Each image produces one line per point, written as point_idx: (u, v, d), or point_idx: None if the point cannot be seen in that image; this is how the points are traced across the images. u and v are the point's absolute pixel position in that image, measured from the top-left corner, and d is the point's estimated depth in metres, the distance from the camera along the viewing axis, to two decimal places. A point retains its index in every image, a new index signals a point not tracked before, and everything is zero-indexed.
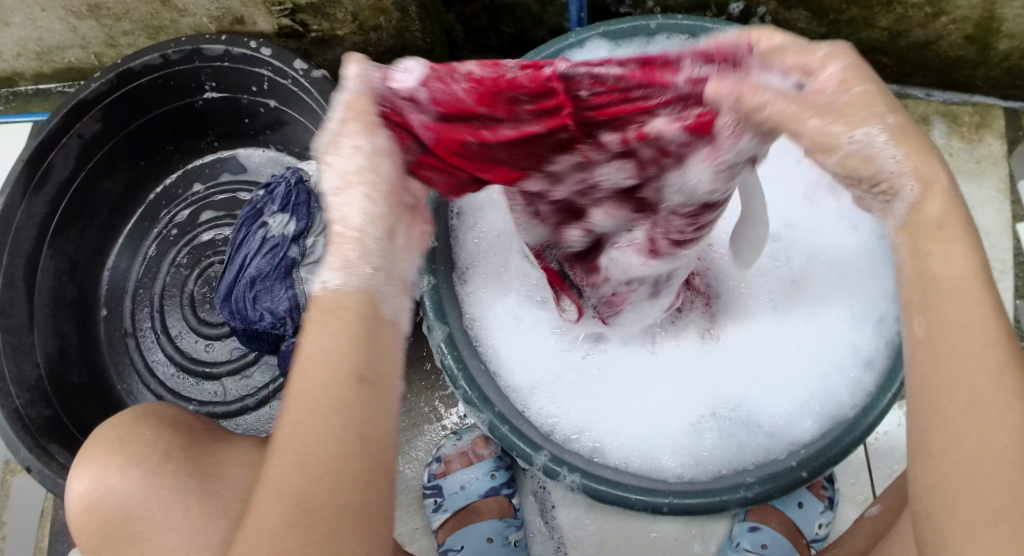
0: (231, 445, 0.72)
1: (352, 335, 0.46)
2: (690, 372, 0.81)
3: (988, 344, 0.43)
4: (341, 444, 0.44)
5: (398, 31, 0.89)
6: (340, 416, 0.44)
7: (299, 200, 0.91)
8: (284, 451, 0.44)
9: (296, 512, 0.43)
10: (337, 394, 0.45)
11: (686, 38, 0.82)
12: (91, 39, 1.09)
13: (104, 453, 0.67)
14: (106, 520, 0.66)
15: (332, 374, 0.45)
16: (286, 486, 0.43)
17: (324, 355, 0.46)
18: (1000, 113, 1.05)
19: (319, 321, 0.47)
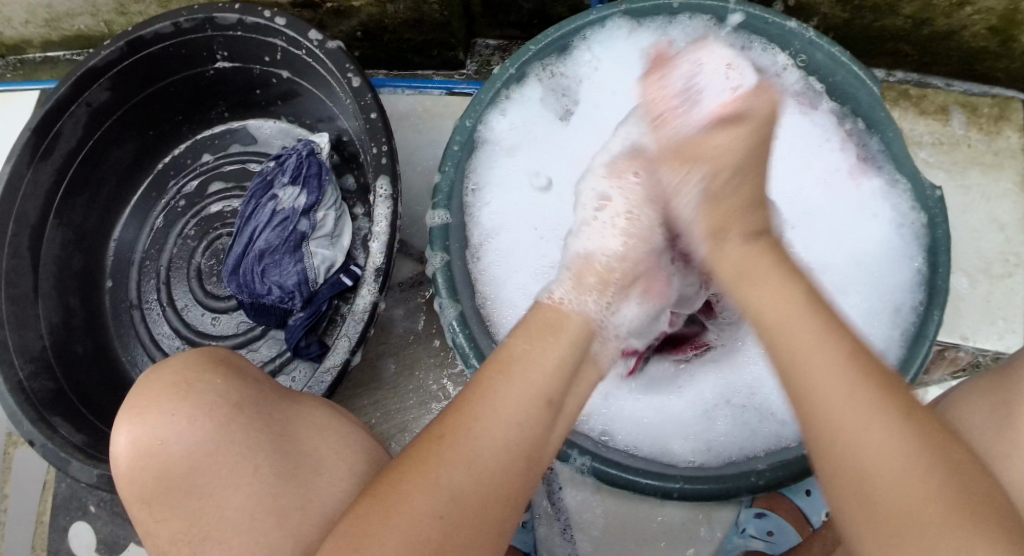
0: (305, 405, 0.66)
1: (561, 358, 0.57)
2: (709, 366, 0.79)
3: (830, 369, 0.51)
4: (514, 446, 0.52)
5: (415, 3, 0.87)
6: (521, 420, 0.52)
7: (310, 172, 0.90)
8: (461, 437, 0.51)
9: (455, 497, 0.49)
10: (532, 413, 0.53)
11: (708, 18, 0.80)
12: (101, 6, 1.07)
13: (170, 399, 0.60)
14: (162, 470, 0.59)
15: (532, 391, 0.54)
16: (455, 483, 0.49)
17: (533, 363, 0.55)
18: (1019, 106, 1.04)
19: (537, 334, 0.58)
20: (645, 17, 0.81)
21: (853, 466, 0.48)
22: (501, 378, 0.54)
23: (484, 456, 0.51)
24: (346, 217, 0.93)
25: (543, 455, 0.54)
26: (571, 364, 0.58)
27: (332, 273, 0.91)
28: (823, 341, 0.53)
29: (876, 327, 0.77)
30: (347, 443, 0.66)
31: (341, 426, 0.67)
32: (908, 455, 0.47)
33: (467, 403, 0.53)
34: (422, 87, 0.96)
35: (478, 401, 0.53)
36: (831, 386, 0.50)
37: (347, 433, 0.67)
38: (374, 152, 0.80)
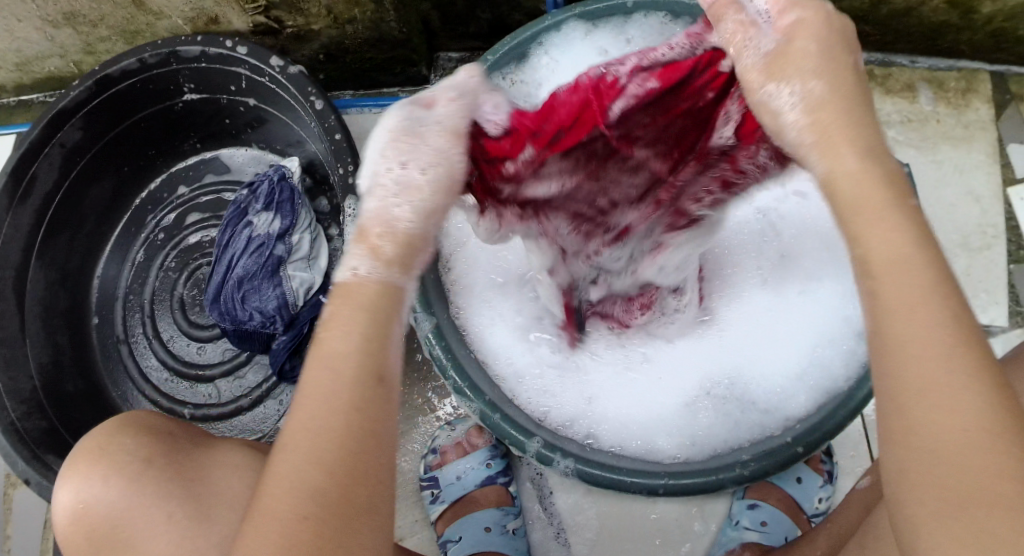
0: (222, 449, 0.70)
1: (368, 327, 0.49)
2: (675, 356, 0.81)
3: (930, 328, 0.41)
4: (345, 431, 0.46)
5: (373, 22, 0.88)
6: (344, 406, 0.47)
7: (282, 198, 0.91)
8: (296, 437, 0.46)
9: (314, 494, 0.45)
10: (345, 395, 0.47)
11: (664, 15, 0.80)
12: (69, 47, 1.08)
13: (89, 464, 0.65)
14: (91, 529, 0.64)
15: (341, 370, 0.48)
16: (299, 477, 0.45)
17: (339, 345, 0.48)
18: (986, 77, 1.04)
19: (340, 315, 0.50)
20: (601, 18, 0.81)
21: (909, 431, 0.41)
22: (311, 365, 0.49)
23: (319, 447, 0.45)
24: (321, 237, 0.94)
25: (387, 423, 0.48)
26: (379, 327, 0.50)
27: (311, 295, 0.91)
28: (928, 275, 0.42)
29: (853, 307, 0.77)
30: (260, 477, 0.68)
31: (257, 463, 0.70)
32: (992, 439, 0.39)
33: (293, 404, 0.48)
34: (389, 105, 0.97)
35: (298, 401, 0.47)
36: (932, 349, 0.41)
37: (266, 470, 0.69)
38: (340, 172, 0.81)
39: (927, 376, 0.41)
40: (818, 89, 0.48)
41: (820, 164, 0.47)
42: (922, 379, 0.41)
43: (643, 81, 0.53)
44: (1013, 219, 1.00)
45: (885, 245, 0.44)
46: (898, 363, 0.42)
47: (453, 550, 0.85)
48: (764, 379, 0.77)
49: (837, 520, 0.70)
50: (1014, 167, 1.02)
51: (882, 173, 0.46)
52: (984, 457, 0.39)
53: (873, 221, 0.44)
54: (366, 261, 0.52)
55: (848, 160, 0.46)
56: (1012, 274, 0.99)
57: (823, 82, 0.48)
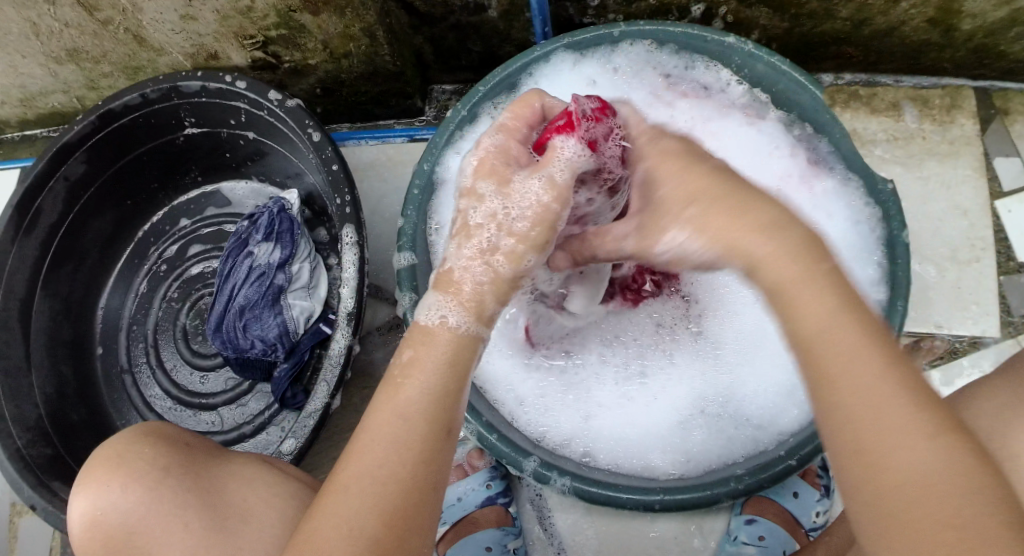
0: (237, 461, 0.71)
1: (439, 386, 0.52)
2: (672, 373, 0.82)
3: (880, 384, 0.46)
4: (410, 484, 0.50)
5: (368, 56, 0.90)
6: (410, 460, 0.50)
7: (282, 227, 0.93)
8: (364, 484, 0.50)
9: (372, 544, 0.48)
10: (412, 441, 0.51)
11: (649, 43, 0.84)
12: (72, 83, 1.10)
13: (107, 472, 0.66)
14: (105, 538, 0.66)
15: (412, 417, 0.51)
16: (356, 522, 0.49)
17: (416, 401, 0.52)
18: (970, 93, 1.06)
19: (424, 360, 0.53)
20: (588, 49, 0.85)
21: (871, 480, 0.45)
22: (379, 407, 0.52)
23: (386, 490, 0.49)
24: (320, 267, 0.96)
25: (444, 477, 0.52)
26: (450, 393, 0.53)
27: (312, 323, 0.93)
28: (853, 330, 0.48)
29: None
30: (275, 492, 0.69)
31: (272, 478, 0.71)
32: (943, 483, 0.44)
33: (360, 448, 0.51)
34: (384, 137, 1.00)
35: (364, 444, 0.51)
36: (880, 408, 0.46)
37: (278, 483, 0.71)
38: (338, 203, 0.83)
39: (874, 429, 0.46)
40: (696, 212, 0.54)
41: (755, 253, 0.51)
42: (875, 436, 0.45)
43: None
44: (1002, 232, 1.02)
45: (818, 319, 0.48)
46: (847, 422, 0.46)
47: None
48: (757, 395, 0.78)
49: (836, 532, 0.72)
50: (1000, 181, 1.03)
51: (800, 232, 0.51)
52: (918, 489, 0.44)
53: (799, 295, 0.49)
54: (449, 311, 0.55)
55: (756, 248, 0.51)
56: (1002, 286, 1.00)
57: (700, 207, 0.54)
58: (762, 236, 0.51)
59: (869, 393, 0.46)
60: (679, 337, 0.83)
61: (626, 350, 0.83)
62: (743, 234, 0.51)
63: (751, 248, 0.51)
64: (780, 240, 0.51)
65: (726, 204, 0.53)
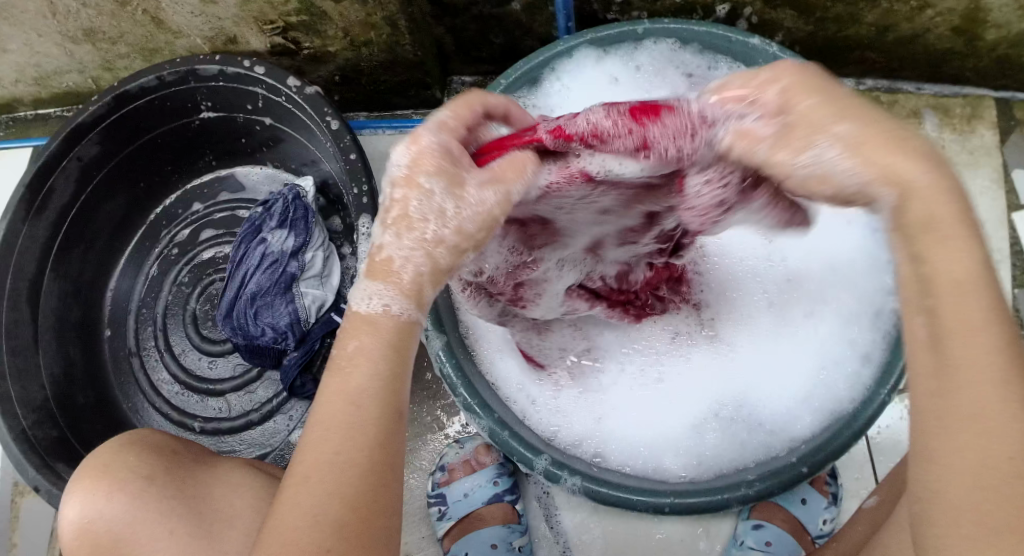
0: (223, 468, 0.71)
1: (384, 370, 0.52)
2: (686, 374, 0.81)
3: (993, 353, 0.43)
4: (369, 468, 0.50)
5: (389, 45, 0.90)
6: (367, 445, 0.50)
7: (296, 215, 0.92)
8: (321, 473, 0.49)
9: (338, 531, 0.48)
10: (365, 429, 0.50)
11: (673, 41, 0.83)
12: (88, 63, 1.10)
13: (95, 481, 0.66)
14: (95, 543, 0.65)
15: (364, 405, 0.50)
16: (319, 510, 0.48)
17: (363, 388, 0.51)
18: (991, 104, 1.05)
19: (364, 347, 0.52)
20: (611, 46, 0.84)
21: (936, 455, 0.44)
22: (327, 396, 0.51)
23: (345, 476, 0.49)
24: (334, 256, 0.95)
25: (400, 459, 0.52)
26: (395, 375, 0.52)
27: (323, 311, 0.92)
28: (984, 295, 0.43)
29: (858, 330, 0.77)
30: (260, 495, 0.70)
31: (257, 482, 0.71)
32: None
33: (311, 441, 0.50)
34: (402, 126, 0.99)
35: (318, 433, 0.50)
36: (988, 379, 0.42)
37: (263, 488, 0.71)
38: (355, 192, 0.82)
39: (965, 414, 0.43)
40: (851, 129, 0.45)
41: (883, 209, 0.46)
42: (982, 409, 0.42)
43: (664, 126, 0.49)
44: (1018, 245, 1.01)
45: (953, 270, 0.43)
46: (958, 391, 0.43)
47: None
48: (772, 401, 0.78)
49: (846, 538, 0.72)
50: (1018, 193, 1.03)
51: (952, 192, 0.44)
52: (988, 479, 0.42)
53: (944, 246, 0.44)
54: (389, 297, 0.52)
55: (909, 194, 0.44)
56: (1017, 298, 0.99)
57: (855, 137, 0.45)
58: (926, 166, 0.44)
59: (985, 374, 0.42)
60: (695, 341, 0.82)
61: (641, 351, 0.82)
62: (899, 160, 0.44)
63: (913, 179, 0.44)
64: (939, 179, 0.44)
65: (883, 132, 0.45)
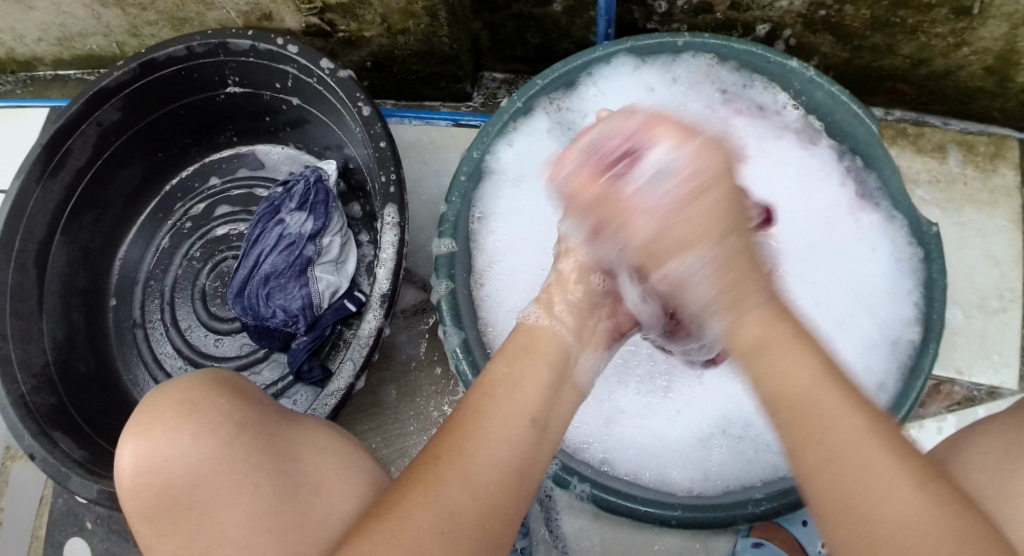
0: (305, 427, 0.67)
1: (544, 382, 0.57)
2: (702, 390, 0.80)
3: (861, 438, 0.49)
4: (507, 468, 0.51)
5: (425, 35, 0.89)
6: (511, 444, 0.52)
7: (317, 197, 0.91)
8: (460, 459, 0.50)
9: (451, 515, 0.48)
10: (514, 427, 0.53)
11: (712, 58, 0.83)
12: (114, 28, 1.09)
13: (177, 417, 0.61)
14: (167, 488, 0.59)
15: (517, 412, 0.54)
16: (450, 501, 0.48)
17: (520, 389, 0.55)
18: (1014, 145, 1.04)
19: (525, 363, 0.58)
20: (649, 55, 0.83)
21: (870, 532, 0.47)
22: (478, 397, 0.55)
23: (489, 469, 0.51)
24: (351, 243, 0.94)
25: (534, 473, 0.53)
26: (550, 386, 0.58)
27: (337, 298, 0.92)
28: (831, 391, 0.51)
29: (874, 360, 0.78)
30: (350, 464, 0.66)
31: (342, 448, 0.68)
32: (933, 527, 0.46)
33: (465, 428, 0.53)
34: (429, 118, 0.98)
35: (469, 422, 0.53)
36: (868, 467, 0.48)
37: (347, 455, 0.67)
38: (382, 180, 0.81)
39: (865, 483, 0.47)
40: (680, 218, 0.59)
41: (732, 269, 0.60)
42: (870, 490, 0.47)
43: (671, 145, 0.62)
44: None
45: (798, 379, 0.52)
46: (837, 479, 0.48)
47: None
48: None
49: None
50: None
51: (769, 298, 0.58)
52: (929, 553, 0.45)
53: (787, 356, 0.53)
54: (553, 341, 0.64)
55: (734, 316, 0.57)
56: None
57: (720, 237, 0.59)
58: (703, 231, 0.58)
59: (859, 445, 0.49)
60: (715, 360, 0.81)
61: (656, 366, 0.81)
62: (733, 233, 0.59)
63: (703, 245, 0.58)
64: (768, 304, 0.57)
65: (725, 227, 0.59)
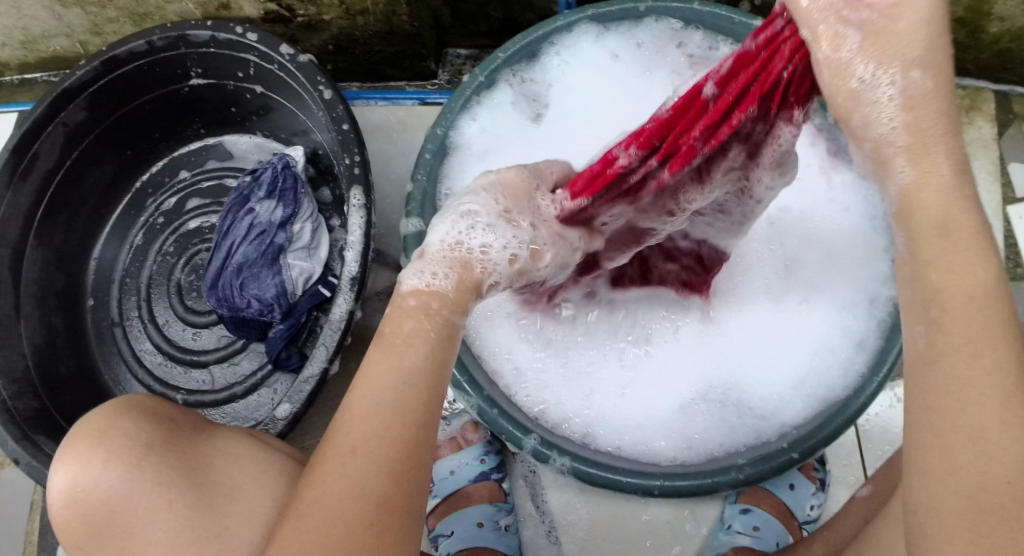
0: (221, 439, 0.70)
1: (443, 355, 0.51)
2: (675, 352, 0.80)
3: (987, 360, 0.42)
4: (420, 447, 0.49)
5: (385, 15, 0.88)
6: (419, 424, 0.49)
7: (287, 186, 0.90)
8: (365, 450, 0.48)
9: (380, 503, 0.47)
10: (416, 403, 0.49)
11: (675, 21, 0.81)
12: (76, 27, 1.07)
13: (87, 447, 0.64)
14: (88, 513, 0.63)
15: (415, 380, 0.50)
16: (364, 487, 0.47)
17: (413, 367, 0.50)
18: (990, 96, 1.03)
19: (418, 338, 0.51)
20: (611, 22, 0.82)
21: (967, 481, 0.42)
22: (371, 377, 0.50)
23: (392, 454, 0.48)
24: (322, 228, 0.93)
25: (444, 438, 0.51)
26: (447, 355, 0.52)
27: (311, 284, 0.91)
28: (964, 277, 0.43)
29: (852, 319, 0.77)
30: (260, 468, 0.69)
31: (257, 454, 0.70)
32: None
33: (360, 422, 0.48)
34: (395, 98, 0.97)
35: (362, 412, 0.49)
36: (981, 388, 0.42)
37: (263, 459, 0.70)
38: (346, 162, 0.81)
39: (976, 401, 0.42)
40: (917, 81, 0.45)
41: (905, 174, 0.46)
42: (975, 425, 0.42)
43: (636, 148, 0.55)
44: (1012, 238, 0.99)
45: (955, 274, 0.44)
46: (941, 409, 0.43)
47: (444, 544, 0.87)
48: (761, 386, 0.77)
49: (836, 527, 0.72)
50: (1014, 187, 1.00)
51: (972, 198, 0.45)
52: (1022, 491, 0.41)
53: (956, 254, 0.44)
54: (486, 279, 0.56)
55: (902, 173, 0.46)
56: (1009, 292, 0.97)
57: (927, 74, 0.45)
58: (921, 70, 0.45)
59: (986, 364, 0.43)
60: (683, 322, 0.81)
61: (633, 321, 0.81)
62: (934, 158, 0.45)
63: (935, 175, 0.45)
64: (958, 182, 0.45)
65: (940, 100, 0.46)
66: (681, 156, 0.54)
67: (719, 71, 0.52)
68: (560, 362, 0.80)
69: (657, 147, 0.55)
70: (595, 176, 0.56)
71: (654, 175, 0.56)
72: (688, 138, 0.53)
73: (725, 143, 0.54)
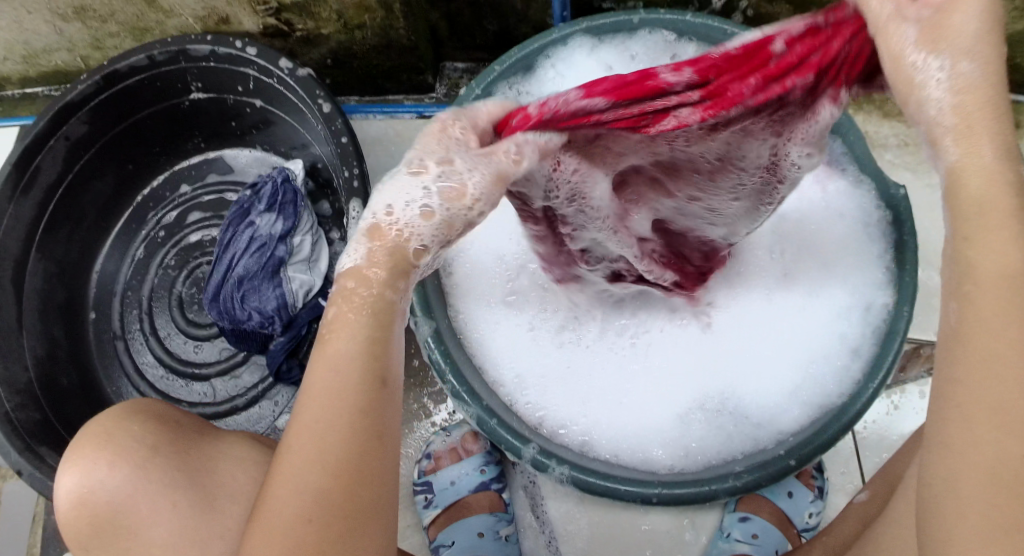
0: (226, 439, 0.71)
1: (374, 340, 0.48)
2: (673, 360, 0.81)
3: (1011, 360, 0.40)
4: (358, 440, 0.46)
5: (382, 28, 0.89)
6: (356, 415, 0.46)
7: (286, 198, 0.92)
8: (303, 444, 0.46)
9: (319, 499, 0.46)
10: (349, 394, 0.46)
11: (669, 33, 0.82)
12: (77, 42, 1.08)
13: (93, 448, 0.65)
14: (92, 515, 0.64)
15: (347, 370, 0.47)
16: (303, 485, 0.46)
17: (345, 356, 0.47)
18: None
19: (347, 324, 0.48)
20: (606, 34, 0.83)
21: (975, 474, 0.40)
22: (311, 368, 0.48)
23: (329, 448, 0.46)
24: (322, 241, 0.94)
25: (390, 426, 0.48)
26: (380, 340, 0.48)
27: (311, 297, 0.91)
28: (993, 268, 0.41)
29: (848, 326, 0.77)
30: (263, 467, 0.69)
31: (259, 455, 0.70)
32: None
33: (298, 414, 0.47)
34: (393, 111, 0.98)
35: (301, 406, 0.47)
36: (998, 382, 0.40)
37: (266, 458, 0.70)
38: (345, 175, 0.82)
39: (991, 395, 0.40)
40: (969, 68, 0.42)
41: (951, 152, 0.43)
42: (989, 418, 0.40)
43: (689, 73, 0.47)
44: None
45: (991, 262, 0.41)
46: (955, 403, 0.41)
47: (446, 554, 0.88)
48: (758, 393, 0.78)
49: (833, 532, 0.72)
50: None
51: (1016, 182, 0.42)
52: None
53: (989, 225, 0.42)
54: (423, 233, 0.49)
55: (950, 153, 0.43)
56: None
57: (978, 64, 0.42)
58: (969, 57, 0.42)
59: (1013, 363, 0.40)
60: (679, 329, 0.81)
61: (629, 326, 0.81)
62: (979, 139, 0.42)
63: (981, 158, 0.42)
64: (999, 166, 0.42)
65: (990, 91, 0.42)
66: (719, 102, 0.47)
67: (793, 31, 0.46)
68: (559, 371, 0.81)
69: (706, 84, 0.47)
70: (628, 84, 0.48)
71: (678, 114, 0.48)
72: (741, 86, 0.46)
73: (763, 110, 0.47)
